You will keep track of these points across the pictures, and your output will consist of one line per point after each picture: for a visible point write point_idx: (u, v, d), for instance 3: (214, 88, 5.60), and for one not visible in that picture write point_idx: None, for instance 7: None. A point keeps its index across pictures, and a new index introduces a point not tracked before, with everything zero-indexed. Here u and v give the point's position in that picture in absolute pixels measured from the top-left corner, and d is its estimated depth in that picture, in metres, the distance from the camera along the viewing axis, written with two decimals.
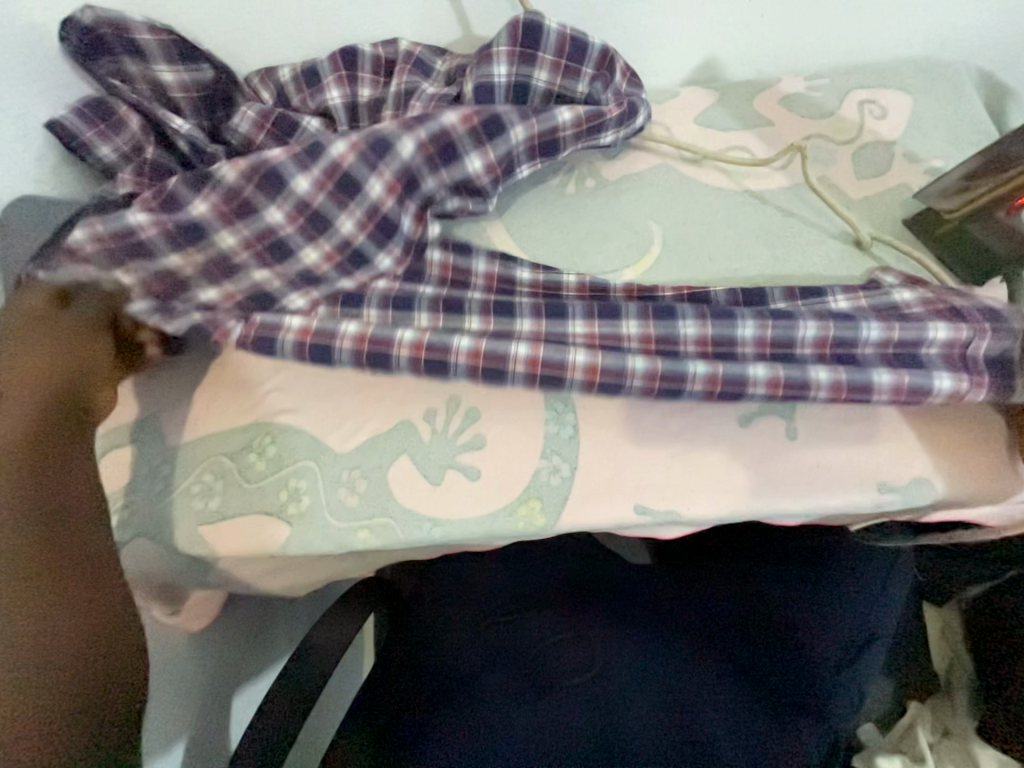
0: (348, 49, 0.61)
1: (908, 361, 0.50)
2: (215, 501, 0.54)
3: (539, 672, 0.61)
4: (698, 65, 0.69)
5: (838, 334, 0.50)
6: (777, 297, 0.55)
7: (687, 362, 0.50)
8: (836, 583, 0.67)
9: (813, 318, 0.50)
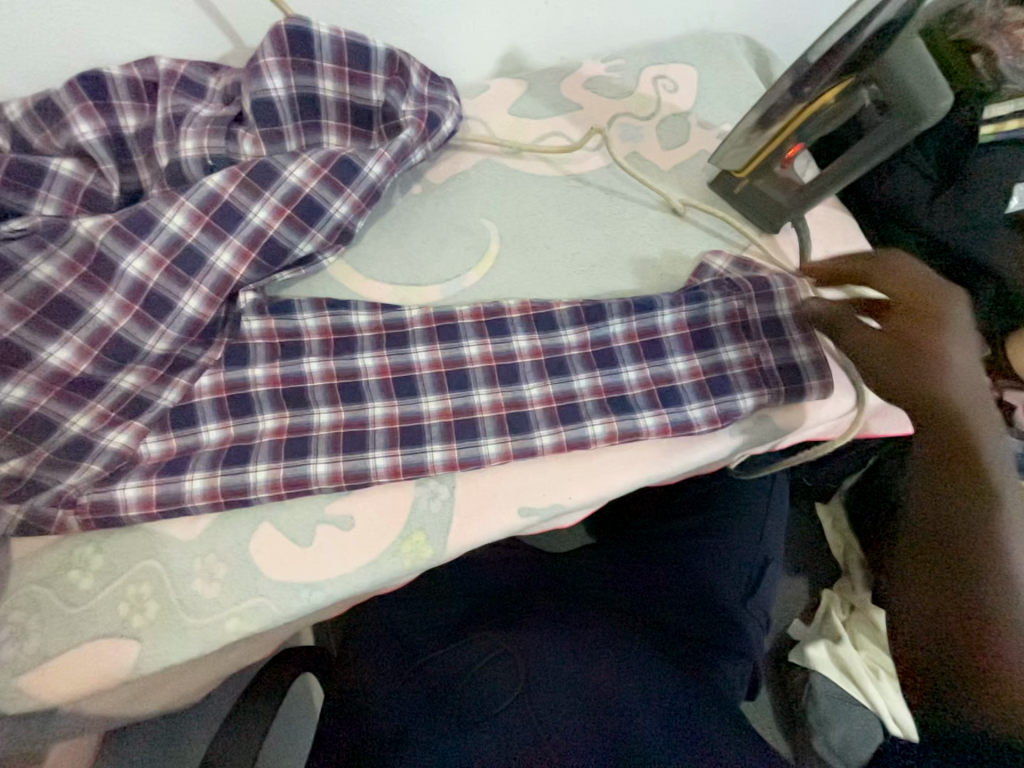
0: (92, 75, 0.52)
1: (719, 385, 0.54)
2: (34, 642, 0.44)
3: (469, 705, 0.55)
4: (501, 57, 0.69)
5: (649, 350, 0.54)
6: (616, 325, 0.55)
7: (534, 435, 0.51)
8: (728, 528, 0.74)
9: (629, 360, 0.54)
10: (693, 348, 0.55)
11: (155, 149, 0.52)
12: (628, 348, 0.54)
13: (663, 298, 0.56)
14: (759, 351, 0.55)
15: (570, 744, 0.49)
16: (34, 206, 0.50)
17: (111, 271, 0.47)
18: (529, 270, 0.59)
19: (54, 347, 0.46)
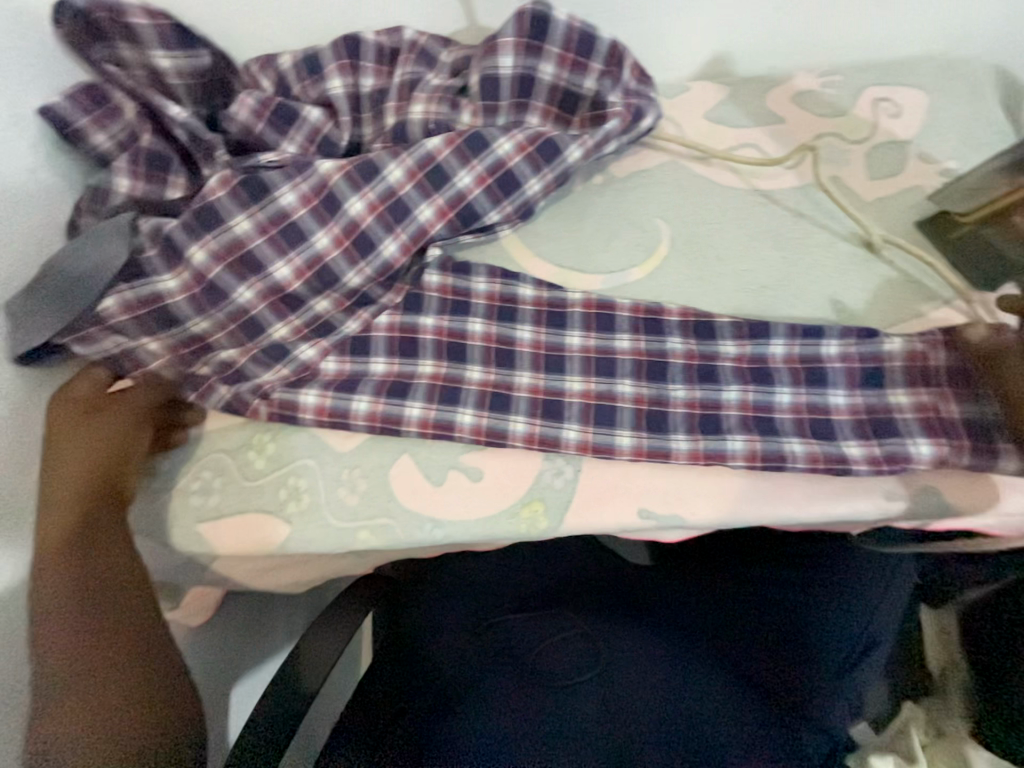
0: (351, 36, 0.59)
1: (883, 426, 0.50)
2: (214, 498, 0.53)
3: (547, 669, 0.60)
4: (709, 59, 0.68)
5: (811, 376, 0.52)
6: (778, 346, 0.54)
7: (670, 435, 0.51)
8: (841, 590, 0.66)
9: (787, 382, 0.52)
10: (860, 384, 0.52)
11: (385, 109, 0.59)
12: (787, 371, 0.53)
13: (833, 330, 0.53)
14: (936, 400, 0.51)
15: (646, 742, 0.55)
16: (282, 142, 0.59)
17: (336, 207, 0.54)
18: (694, 277, 0.58)
19: (279, 263, 0.53)
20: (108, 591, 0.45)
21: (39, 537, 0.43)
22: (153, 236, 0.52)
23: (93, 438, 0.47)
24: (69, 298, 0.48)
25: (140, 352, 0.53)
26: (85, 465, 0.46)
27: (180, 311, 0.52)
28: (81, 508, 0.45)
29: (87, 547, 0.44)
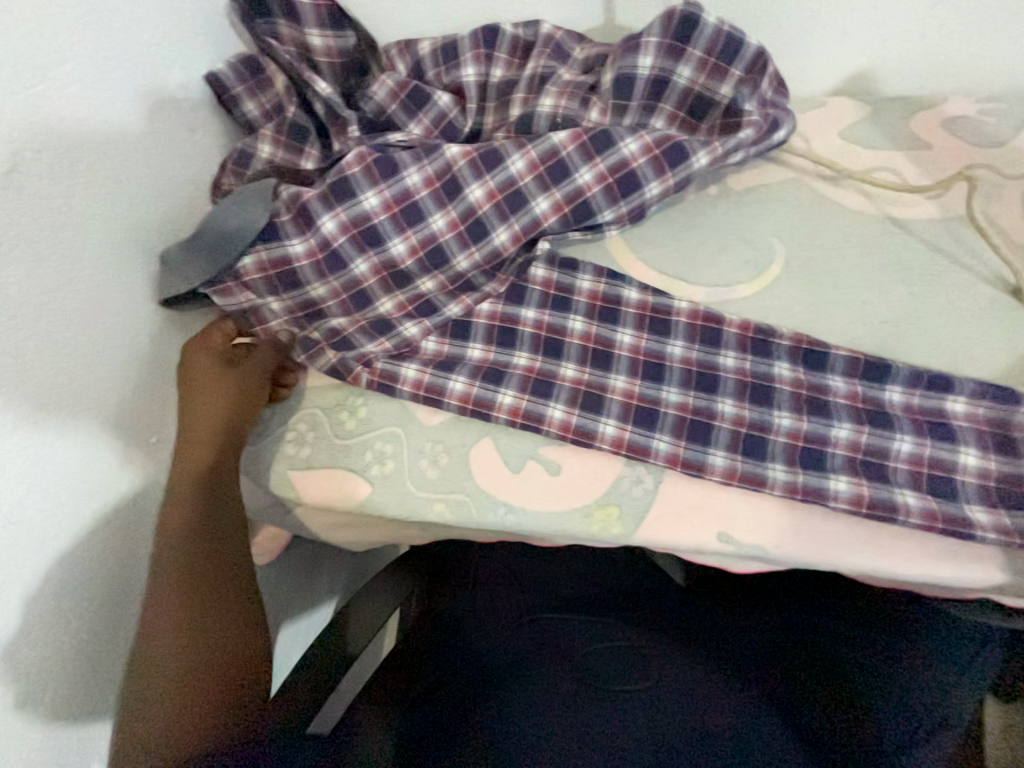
0: (489, 27, 0.61)
1: (1016, 497, 0.47)
2: (306, 450, 0.56)
3: (597, 675, 0.56)
4: (853, 75, 0.64)
5: (937, 430, 0.49)
6: (895, 394, 0.51)
7: (766, 463, 0.50)
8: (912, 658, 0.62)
9: (909, 431, 0.50)
10: (992, 450, 0.48)
11: (512, 100, 0.60)
12: (908, 420, 0.50)
13: (964, 383, 0.50)
14: None
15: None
16: (410, 124, 0.62)
17: (456, 191, 0.56)
18: (808, 303, 0.55)
19: (397, 239, 0.56)
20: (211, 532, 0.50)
21: (185, 465, 0.51)
22: (289, 202, 0.56)
23: (217, 392, 0.53)
24: (218, 252, 0.53)
25: (265, 309, 0.58)
26: (207, 417, 0.52)
27: (304, 273, 0.56)
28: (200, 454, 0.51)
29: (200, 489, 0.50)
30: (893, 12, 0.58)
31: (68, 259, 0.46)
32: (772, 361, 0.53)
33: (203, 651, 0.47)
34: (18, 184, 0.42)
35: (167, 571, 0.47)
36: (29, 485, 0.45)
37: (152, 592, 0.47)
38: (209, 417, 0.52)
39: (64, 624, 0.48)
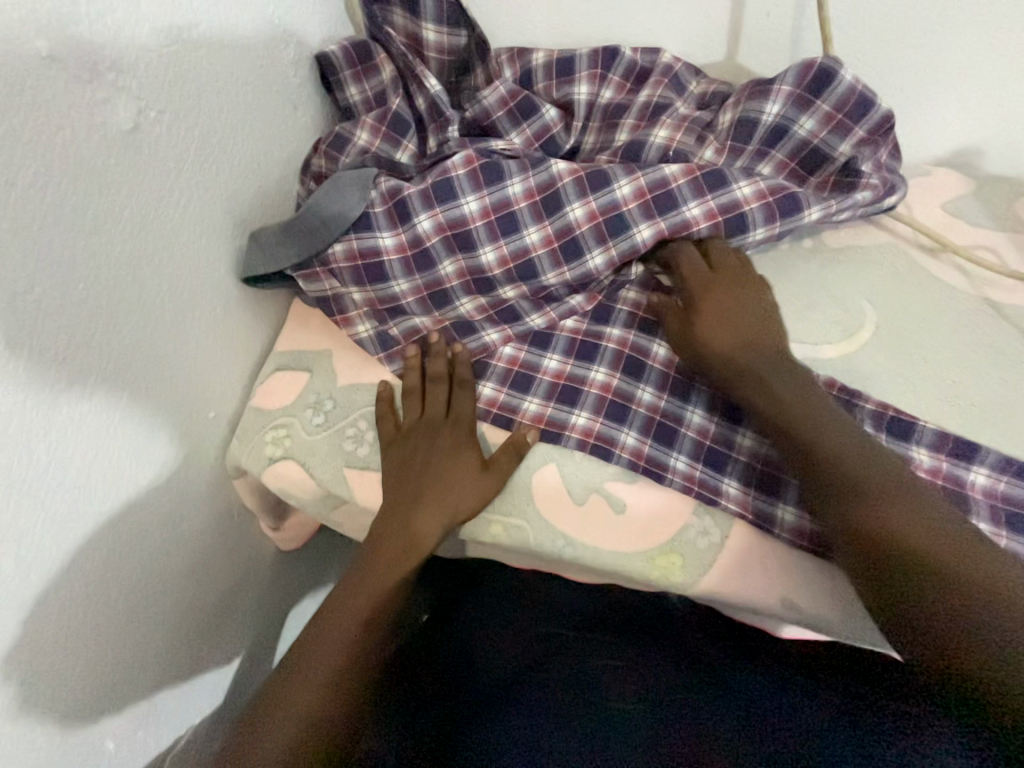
0: (609, 48, 0.60)
1: None
2: (365, 449, 0.55)
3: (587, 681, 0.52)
4: (966, 146, 0.62)
5: (1016, 523, 0.48)
6: (980, 477, 0.49)
7: None
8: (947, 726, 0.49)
9: (987, 519, 0.48)
10: None
11: (621, 124, 0.59)
12: (989, 508, 0.48)
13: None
14: None
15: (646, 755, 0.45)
16: (512, 132, 0.61)
17: (557, 208, 0.55)
18: (895, 373, 0.54)
19: (489, 247, 0.55)
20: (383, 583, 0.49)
21: (418, 489, 0.51)
22: (385, 195, 0.55)
23: (446, 444, 0.53)
24: (313, 234, 0.54)
25: (345, 297, 0.58)
26: (427, 464, 0.52)
27: (390, 268, 0.56)
28: (403, 500, 0.51)
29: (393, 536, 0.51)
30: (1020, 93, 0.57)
31: (169, 225, 0.46)
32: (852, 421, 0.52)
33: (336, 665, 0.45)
34: (138, 144, 0.41)
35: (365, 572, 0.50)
36: (97, 449, 0.44)
37: (352, 583, 0.50)
38: (426, 466, 0.52)
39: (118, 579, 0.48)
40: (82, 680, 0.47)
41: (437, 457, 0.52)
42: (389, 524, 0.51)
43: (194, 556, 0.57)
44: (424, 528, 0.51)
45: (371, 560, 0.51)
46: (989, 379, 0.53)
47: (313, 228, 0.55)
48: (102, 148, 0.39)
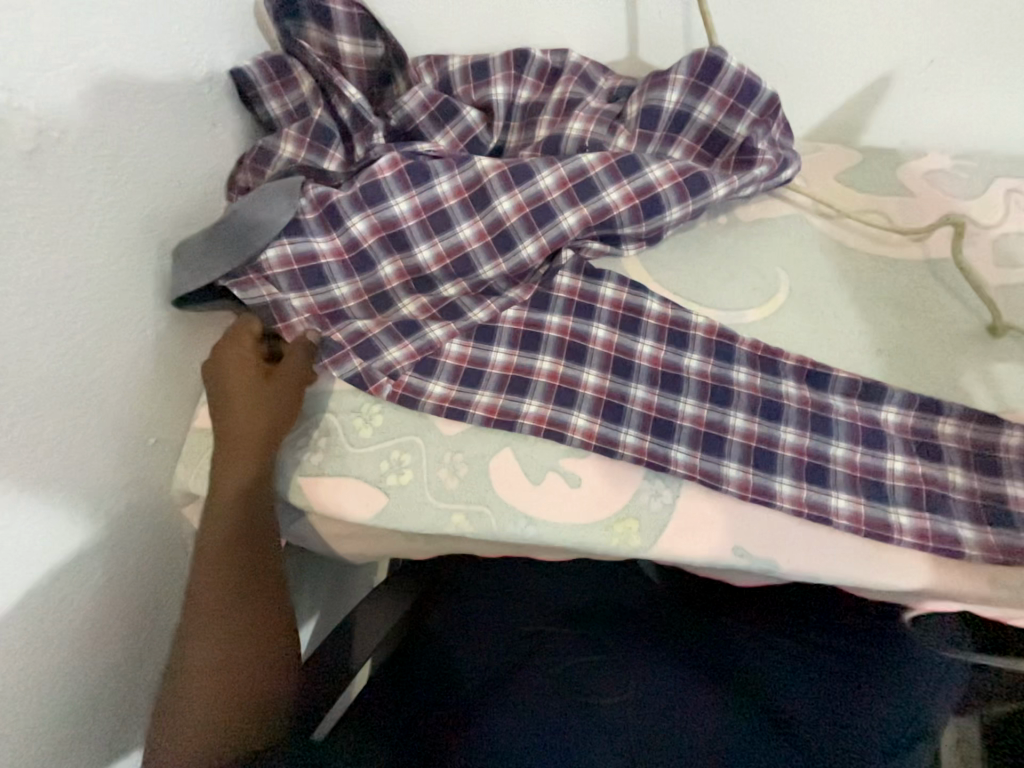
0: (520, 50, 0.63)
1: (999, 516, 0.50)
2: (318, 457, 0.55)
3: (541, 688, 0.55)
4: (850, 123, 0.69)
5: (924, 450, 0.53)
6: (889, 413, 0.54)
7: (774, 477, 0.53)
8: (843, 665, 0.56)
9: (900, 451, 0.53)
10: (975, 468, 0.52)
11: (540, 120, 0.62)
12: (899, 440, 0.53)
13: (952, 406, 0.54)
14: None
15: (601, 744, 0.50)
16: (436, 135, 0.63)
17: (485, 203, 0.57)
18: (809, 330, 0.59)
19: (424, 245, 0.58)
20: (245, 574, 0.49)
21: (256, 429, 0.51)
22: (316, 203, 0.57)
23: (241, 410, 0.51)
24: (241, 243, 0.54)
25: (285, 303, 0.57)
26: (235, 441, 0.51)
27: (329, 273, 0.57)
28: (247, 490, 0.50)
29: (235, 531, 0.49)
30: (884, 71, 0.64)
31: (85, 246, 0.44)
32: (776, 378, 0.56)
33: (231, 624, 0.48)
34: (41, 164, 0.40)
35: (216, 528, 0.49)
36: (23, 485, 0.41)
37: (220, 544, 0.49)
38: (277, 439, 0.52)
39: (59, 623, 0.46)
40: (28, 733, 0.45)
41: (262, 429, 0.51)
42: (225, 516, 0.49)
43: (146, 590, 0.54)
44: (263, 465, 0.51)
45: (228, 558, 0.48)
46: (887, 328, 0.59)
47: (241, 235, 0.54)
48: (1, 170, 0.38)
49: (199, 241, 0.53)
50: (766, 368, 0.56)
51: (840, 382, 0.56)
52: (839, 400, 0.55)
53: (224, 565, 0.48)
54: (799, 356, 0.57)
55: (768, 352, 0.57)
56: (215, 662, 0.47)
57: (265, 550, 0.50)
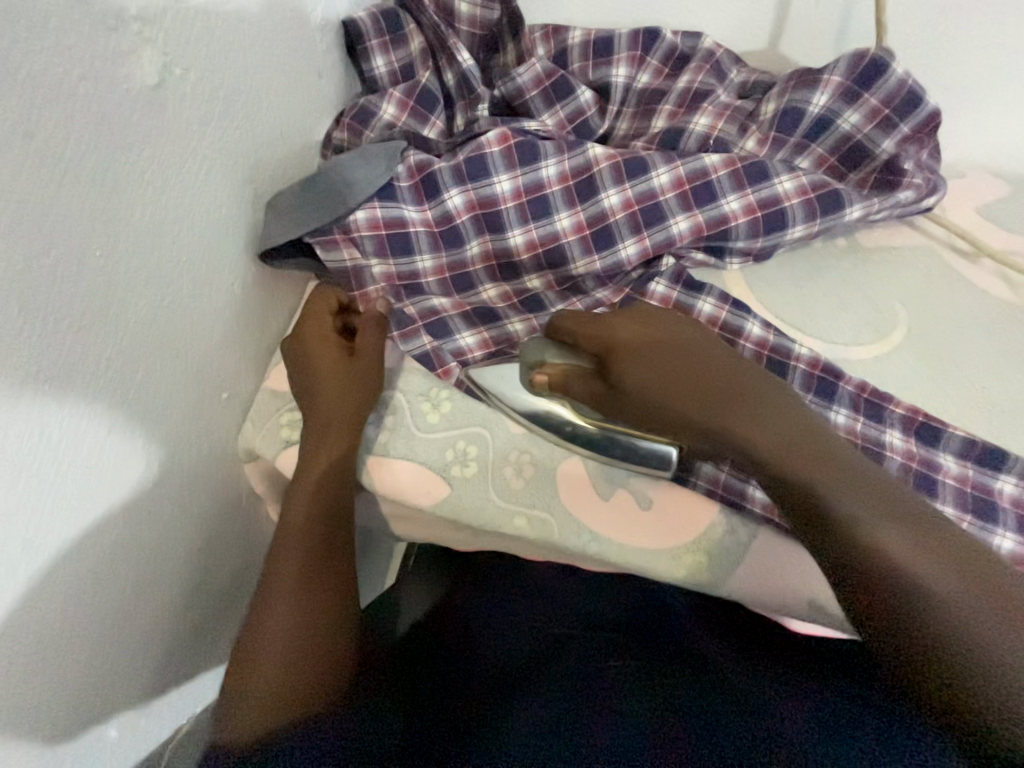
0: (649, 29, 0.58)
1: None
2: (384, 435, 0.53)
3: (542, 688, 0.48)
4: (1005, 151, 0.61)
5: None
6: (1005, 483, 0.49)
7: None
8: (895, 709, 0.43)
9: (1010, 526, 0.48)
10: None
11: (659, 110, 0.57)
12: (1012, 516, 0.48)
13: None
14: None
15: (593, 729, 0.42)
16: (545, 113, 0.59)
17: (591, 193, 0.53)
18: (925, 378, 0.54)
19: (517, 230, 0.54)
20: (312, 545, 0.49)
21: (330, 401, 0.50)
22: (413, 169, 0.54)
23: (319, 381, 0.51)
24: (335, 201, 0.53)
25: (364, 271, 0.55)
26: (310, 413, 0.51)
27: (414, 244, 0.55)
28: (325, 462, 0.49)
29: (309, 502, 0.49)
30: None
31: (192, 189, 0.43)
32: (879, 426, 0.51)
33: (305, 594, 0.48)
34: (163, 101, 0.39)
35: (296, 501, 0.49)
36: (111, 426, 0.41)
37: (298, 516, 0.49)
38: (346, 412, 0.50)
39: (128, 563, 0.47)
40: (84, 666, 0.45)
41: (337, 402, 0.50)
42: (306, 486, 0.49)
43: (204, 540, 0.55)
44: (340, 437, 0.50)
45: (308, 527, 0.49)
46: (1013, 386, 0.53)
47: (334, 192, 0.53)
48: (126, 103, 0.36)
49: (292, 195, 0.52)
50: (869, 412, 0.51)
51: (954, 442, 0.50)
52: (949, 461, 0.50)
53: (294, 533, 0.49)
54: (906, 404, 0.52)
55: (874, 395, 0.52)
56: (287, 628, 0.46)
57: (339, 528, 0.50)
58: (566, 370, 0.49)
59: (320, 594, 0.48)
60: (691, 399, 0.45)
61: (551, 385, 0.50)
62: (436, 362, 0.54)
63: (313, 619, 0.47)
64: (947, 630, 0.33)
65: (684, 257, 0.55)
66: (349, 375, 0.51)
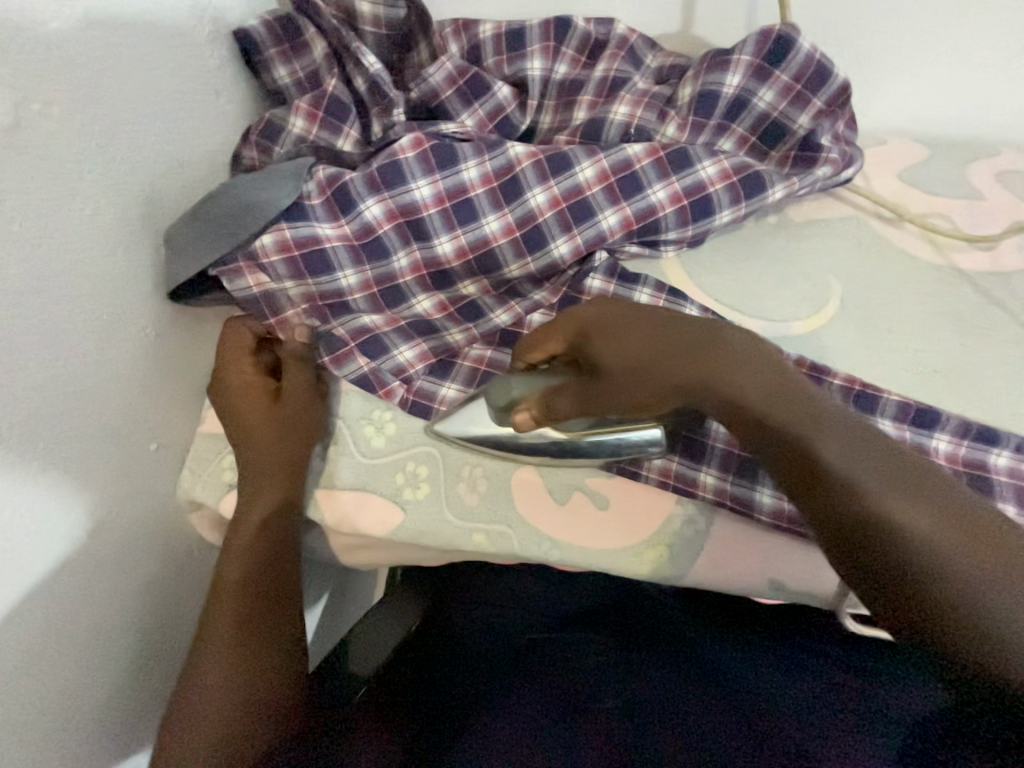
0: (560, 18, 0.56)
1: None
2: (329, 467, 0.51)
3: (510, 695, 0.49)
4: (918, 115, 0.63)
5: (974, 483, 0.49)
6: (941, 442, 0.50)
7: None
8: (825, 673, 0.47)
9: None
10: None
11: (579, 101, 0.56)
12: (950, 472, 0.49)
13: (1010, 437, 0.50)
14: None
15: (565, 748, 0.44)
16: (463, 113, 0.57)
17: (517, 193, 0.52)
18: (861, 346, 0.55)
19: (445, 237, 0.52)
20: (253, 603, 0.47)
21: (262, 440, 0.49)
22: (323, 183, 0.51)
23: (251, 419, 0.50)
24: (234, 224, 0.49)
25: (278, 295, 0.52)
26: (244, 453, 0.49)
27: (331, 262, 0.52)
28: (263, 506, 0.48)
29: (246, 557, 0.47)
30: (951, 56, 0.59)
31: (76, 234, 0.40)
32: None
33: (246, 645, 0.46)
34: (19, 143, 0.35)
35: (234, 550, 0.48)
36: (15, 500, 0.38)
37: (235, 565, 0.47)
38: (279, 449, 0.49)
39: (65, 637, 0.44)
40: (34, 752, 0.43)
41: (271, 439, 0.49)
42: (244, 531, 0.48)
43: (157, 599, 0.52)
44: (275, 478, 0.48)
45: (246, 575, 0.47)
46: (942, 345, 0.55)
47: (233, 216, 0.49)
48: None
49: (189, 224, 0.48)
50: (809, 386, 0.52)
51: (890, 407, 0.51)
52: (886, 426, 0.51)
53: (234, 590, 0.46)
54: (844, 375, 0.52)
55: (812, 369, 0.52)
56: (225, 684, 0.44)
57: (282, 573, 0.48)
58: (545, 397, 0.46)
59: (260, 650, 0.46)
60: (648, 370, 0.43)
61: (535, 417, 0.47)
62: (374, 384, 0.51)
63: (258, 675, 0.45)
64: (1005, 639, 0.29)
65: (618, 251, 0.54)
66: (280, 410, 0.50)
